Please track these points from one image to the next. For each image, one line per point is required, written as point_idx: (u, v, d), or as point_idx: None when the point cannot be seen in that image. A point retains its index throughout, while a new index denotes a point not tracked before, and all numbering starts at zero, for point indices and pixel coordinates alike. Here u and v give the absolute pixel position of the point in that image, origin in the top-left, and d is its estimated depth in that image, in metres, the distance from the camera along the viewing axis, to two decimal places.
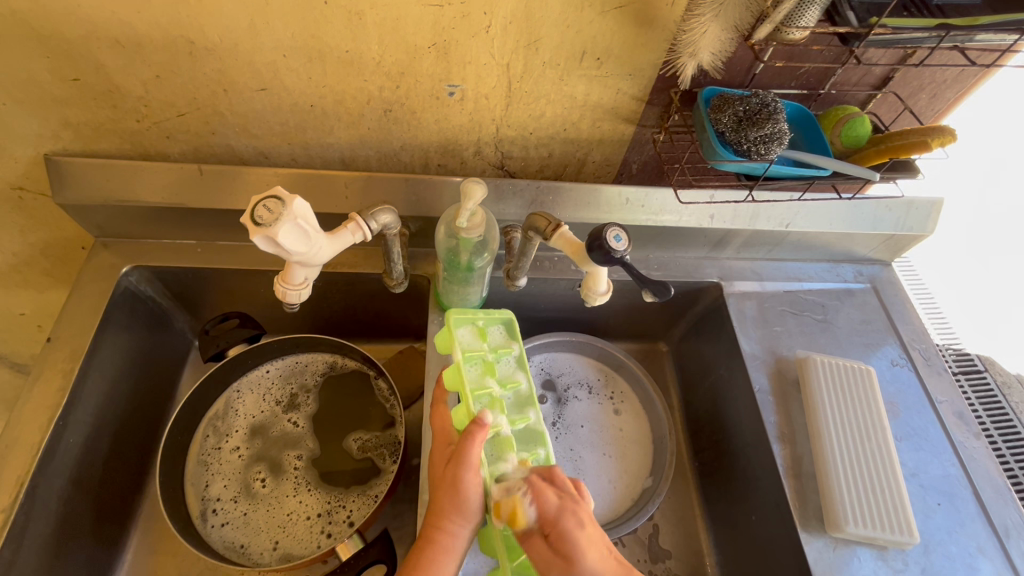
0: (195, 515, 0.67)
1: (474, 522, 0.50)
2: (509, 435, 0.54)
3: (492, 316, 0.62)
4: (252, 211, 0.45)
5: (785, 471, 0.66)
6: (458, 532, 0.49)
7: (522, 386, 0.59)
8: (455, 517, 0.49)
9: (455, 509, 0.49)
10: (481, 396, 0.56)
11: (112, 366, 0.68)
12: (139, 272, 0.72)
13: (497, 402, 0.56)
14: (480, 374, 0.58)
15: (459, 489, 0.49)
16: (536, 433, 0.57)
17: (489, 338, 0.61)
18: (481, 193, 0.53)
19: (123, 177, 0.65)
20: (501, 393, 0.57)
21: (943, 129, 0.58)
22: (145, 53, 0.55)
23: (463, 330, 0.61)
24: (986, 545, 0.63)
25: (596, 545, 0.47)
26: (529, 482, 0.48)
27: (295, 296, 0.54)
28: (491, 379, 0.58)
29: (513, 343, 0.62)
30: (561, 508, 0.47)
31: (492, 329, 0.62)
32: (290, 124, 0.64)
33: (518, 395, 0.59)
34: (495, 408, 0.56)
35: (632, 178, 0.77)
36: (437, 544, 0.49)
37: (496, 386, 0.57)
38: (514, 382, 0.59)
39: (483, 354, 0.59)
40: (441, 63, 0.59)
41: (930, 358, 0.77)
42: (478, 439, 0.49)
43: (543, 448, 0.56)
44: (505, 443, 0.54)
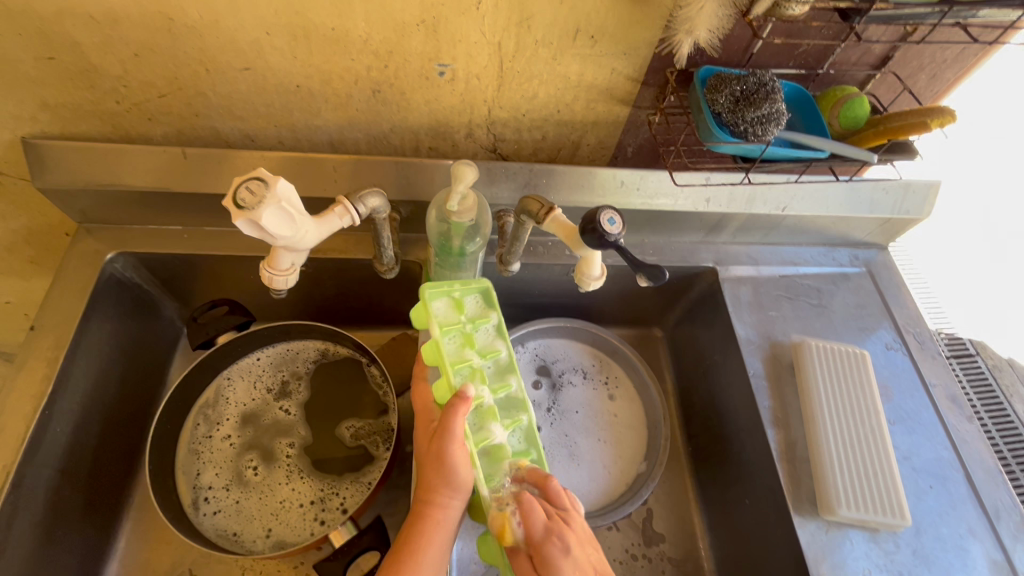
0: (187, 503, 0.66)
1: (466, 493, 0.50)
2: (491, 406, 0.56)
3: (468, 286, 0.60)
4: (234, 193, 0.44)
5: (779, 455, 0.66)
6: (450, 504, 0.49)
7: (501, 355, 0.59)
8: (445, 491, 0.49)
9: (444, 484, 0.49)
10: (461, 369, 0.56)
11: (98, 354, 0.67)
12: (124, 259, 0.70)
13: (478, 374, 0.56)
14: (458, 346, 0.57)
15: (446, 463, 0.49)
16: (516, 400, 0.59)
17: (466, 309, 0.60)
18: (472, 175, 0.52)
19: (104, 161, 0.63)
20: (481, 364, 0.57)
21: (943, 110, 0.57)
22: (122, 31, 0.53)
23: (438, 302, 0.59)
24: (977, 527, 0.64)
25: (583, 566, 0.48)
26: (517, 499, 0.49)
27: (283, 281, 0.53)
28: (470, 350, 0.57)
29: (491, 311, 0.60)
30: (547, 531, 0.48)
31: (469, 298, 0.61)
32: (276, 106, 0.62)
33: (499, 362, 0.59)
34: (477, 379, 0.56)
35: (627, 161, 0.76)
36: (430, 516, 0.49)
37: (475, 357, 0.57)
38: (494, 352, 0.58)
39: (460, 325, 0.58)
40: (430, 41, 0.57)
41: (924, 342, 0.77)
42: (461, 412, 0.50)
43: (525, 414, 0.58)
44: (488, 413, 0.55)
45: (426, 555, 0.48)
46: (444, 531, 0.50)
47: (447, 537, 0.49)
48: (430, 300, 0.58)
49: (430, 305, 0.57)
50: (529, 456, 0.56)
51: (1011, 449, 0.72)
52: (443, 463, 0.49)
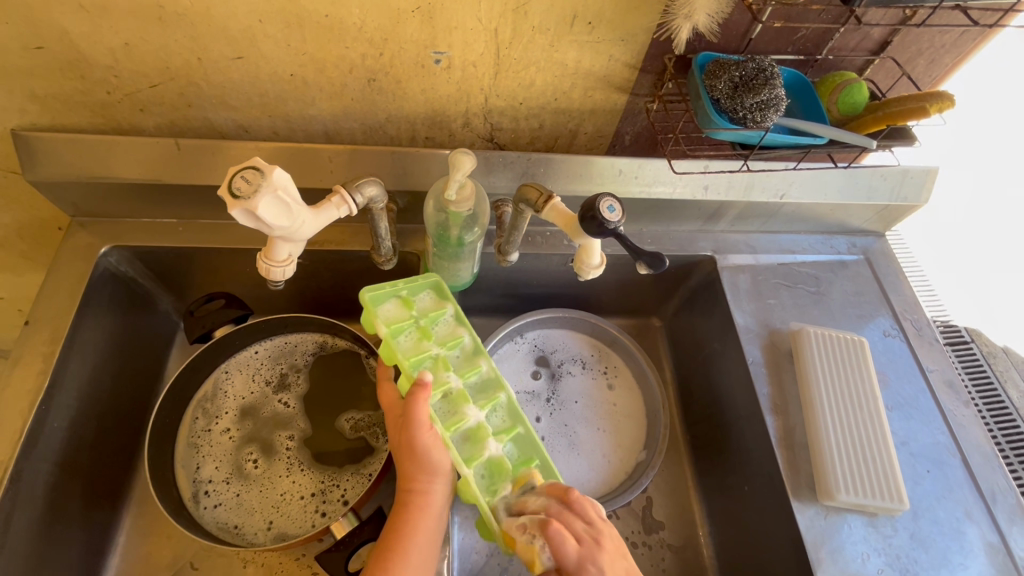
0: (187, 497, 0.66)
1: (447, 476, 0.53)
2: (461, 390, 0.58)
3: (416, 283, 0.63)
4: (230, 182, 0.43)
5: (777, 442, 0.66)
6: (431, 488, 0.52)
7: (464, 341, 0.61)
8: (423, 475, 0.51)
9: (420, 469, 0.51)
10: (421, 362, 0.58)
11: (95, 348, 0.67)
12: (119, 252, 0.69)
13: (440, 363, 0.58)
14: (415, 341, 0.59)
15: (417, 449, 0.51)
16: (488, 381, 0.61)
17: (417, 305, 0.62)
18: (470, 163, 0.51)
19: (96, 154, 0.62)
20: (443, 353, 0.59)
21: (943, 95, 0.57)
22: (112, 18, 0.52)
23: (388, 304, 0.61)
24: (974, 510, 0.64)
25: None
26: (546, 533, 0.48)
27: (280, 273, 0.53)
28: (428, 342, 0.59)
29: (444, 303, 0.63)
30: (580, 560, 0.47)
31: (420, 295, 0.63)
32: (270, 95, 0.61)
33: (463, 348, 0.61)
34: (440, 369, 0.58)
35: (624, 150, 0.75)
36: (414, 504, 0.51)
37: (435, 348, 0.59)
38: (454, 339, 0.60)
39: (413, 321, 0.60)
40: (426, 28, 0.56)
41: (921, 329, 0.77)
42: (422, 398, 0.52)
43: (502, 392, 0.60)
44: (459, 398, 0.57)
45: (415, 542, 0.50)
46: (431, 515, 0.52)
47: (434, 520, 0.52)
48: (377, 303, 0.59)
49: (376, 307, 0.59)
50: (515, 430, 0.58)
51: (1007, 439, 0.73)
52: (415, 450, 0.51)
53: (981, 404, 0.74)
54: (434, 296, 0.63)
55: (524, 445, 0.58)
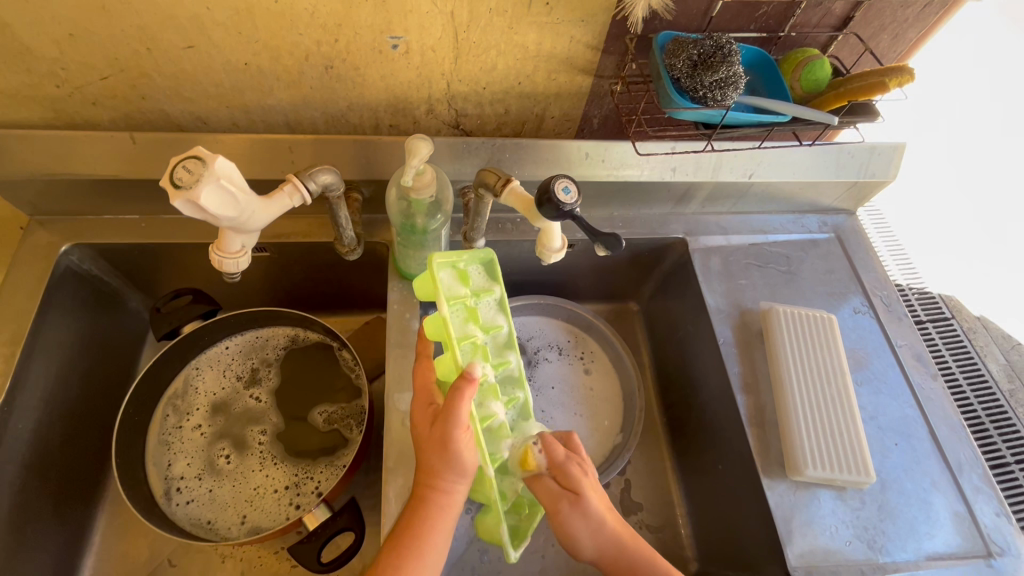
0: (159, 494, 0.66)
1: (471, 477, 0.52)
2: (493, 383, 0.57)
3: (473, 256, 0.59)
4: (171, 172, 0.43)
5: (748, 420, 0.67)
6: (455, 489, 0.51)
7: (502, 331, 0.60)
8: (450, 476, 0.50)
9: (447, 468, 0.50)
10: (465, 345, 0.55)
11: (60, 348, 0.66)
12: (80, 251, 0.68)
13: (480, 350, 0.56)
14: (463, 320, 0.57)
15: (450, 447, 0.50)
16: (515, 376, 0.60)
17: (471, 281, 0.59)
18: (426, 149, 0.51)
19: (47, 149, 0.61)
20: (483, 340, 0.57)
21: (902, 68, 0.57)
22: (53, 9, 0.50)
23: (443, 273, 0.57)
24: (940, 481, 0.65)
25: (598, 492, 0.54)
26: (540, 435, 0.56)
27: (234, 265, 0.52)
28: (474, 325, 0.57)
29: (494, 285, 0.60)
30: (569, 456, 0.54)
31: (472, 268, 0.60)
32: (226, 86, 0.60)
33: (500, 336, 0.60)
34: (480, 354, 0.56)
35: (593, 134, 0.75)
36: (436, 503, 0.51)
37: (479, 333, 0.57)
38: (496, 327, 0.59)
39: (465, 299, 0.57)
40: (380, 12, 0.55)
41: (891, 304, 0.78)
42: (468, 395, 0.50)
43: (522, 391, 0.60)
44: (490, 391, 0.56)
45: (429, 540, 0.50)
46: (450, 514, 0.51)
47: (453, 518, 0.51)
48: (437, 271, 0.56)
49: (437, 275, 0.56)
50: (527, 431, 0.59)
51: (985, 408, 0.75)
52: (448, 449, 0.50)
53: (960, 376, 0.77)
54: (487, 274, 0.60)
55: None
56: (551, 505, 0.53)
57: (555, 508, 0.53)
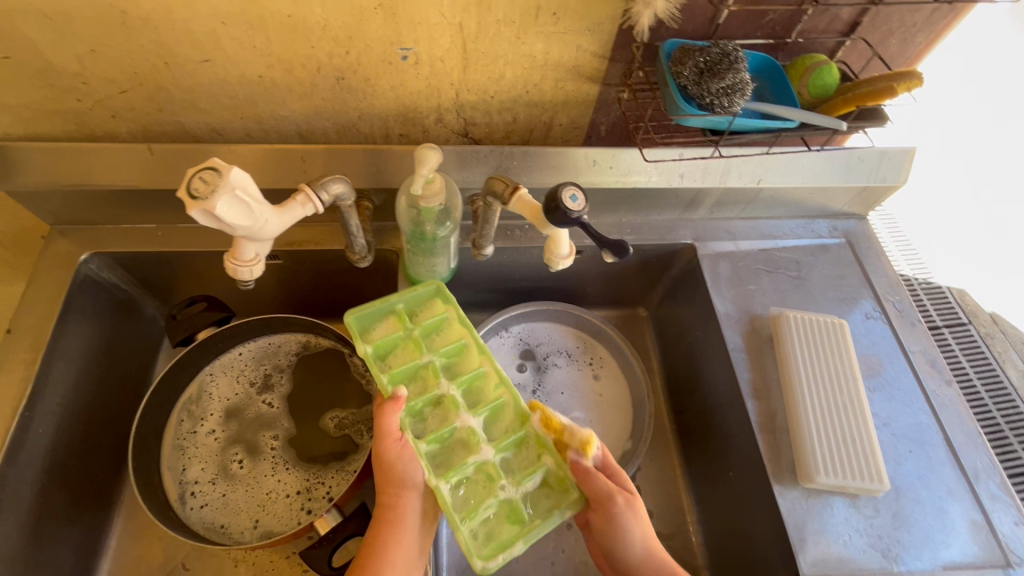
0: (174, 498, 0.67)
1: (418, 488, 0.53)
2: (453, 397, 0.58)
3: (413, 293, 0.64)
4: (188, 183, 0.44)
5: (758, 427, 0.66)
6: (400, 502, 0.52)
7: (457, 346, 0.61)
8: (391, 489, 0.52)
9: (388, 481, 0.52)
10: (410, 375, 0.60)
11: (78, 354, 0.67)
12: (99, 259, 0.70)
13: (432, 373, 0.60)
14: (410, 352, 0.61)
15: (386, 462, 0.52)
16: (488, 383, 0.60)
17: (418, 316, 0.63)
18: (435, 158, 0.51)
19: (69, 160, 0.62)
20: (434, 362, 0.60)
21: (910, 74, 0.57)
22: (75, 26, 0.52)
23: (383, 321, 0.63)
24: (956, 489, 0.64)
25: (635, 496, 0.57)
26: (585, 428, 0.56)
27: (248, 273, 0.53)
28: (421, 353, 0.61)
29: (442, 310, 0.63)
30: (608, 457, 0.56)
31: (420, 304, 0.65)
32: (240, 97, 0.61)
33: (465, 352, 0.62)
34: (432, 378, 0.60)
35: (601, 140, 0.75)
36: (383, 518, 0.52)
37: (427, 357, 0.60)
38: (449, 346, 0.61)
39: (407, 333, 0.62)
40: (390, 24, 0.56)
41: (904, 310, 0.77)
42: (393, 411, 0.53)
43: (504, 394, 0.59)
44: (452, 407, 0.58)
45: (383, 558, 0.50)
46: (406, 530, 0.52)
47: (411, 534, 0.52)
48: (373, 322, 0.62)
49: (371, 327, 0.62)
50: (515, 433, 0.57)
51: (1005, 418, 0.74)
52: (383, 464, 0.52)
53: (978, 383, 0.76)
54: (437, 303, 0.65)
55: (533, 449, 0.56)
56: (607, 501, 0.52)
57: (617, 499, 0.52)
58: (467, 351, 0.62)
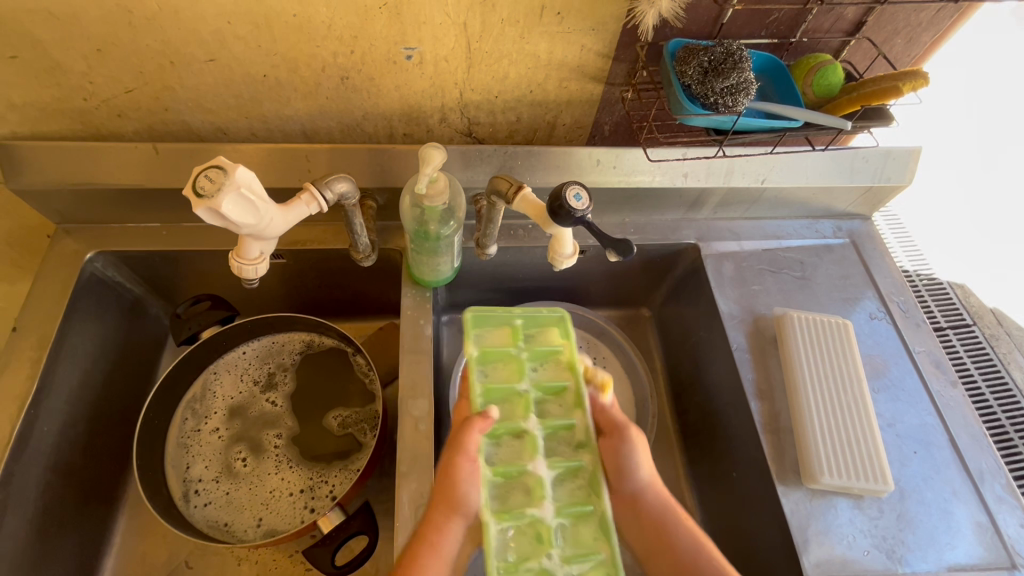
0: (177, 496, 0.67)
1: (467, 518, 0.49)
2: (537, 439, 0.49)
3: (533, 315, 0.56)
4: (194, 181, 0.44)
5: (762, 427, 0.66)
6: (447, 528, 0.48)
7: (559, 387, 0.52)
8: (446, 511, 0.48)
9: (446, 504, 0.48)
10: (502, 396, 0.52)
11: (84, 352, 0.67)
12: (104, 258, 0.70)
13: (524, 402, 0.51)
14: (507, 372, 0.54)
15: (453, 479, 0.48)
16: (583, 441, 0.49)
17: (532, 339, 0.56)
18: (440, 157, 0.51)
19: (75, 159, 0.63)
20: (529, 393, 0.52)
21: (916, 73, 0.57)
22: (82, 26, 0.53)
23: (491, 329, 0.57)
24: (960, 490, 0.64)
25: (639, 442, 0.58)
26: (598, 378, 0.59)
27: (252, 271, 0.54)
28: (520, 378, 0.53)
29: (561, 345, 0.55)
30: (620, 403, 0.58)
31: (542, 330, 0.57)
32: (245, 97, 0.62)
33: (566, 396, 0.52)
34: (522, 409, 0.51)
35: (605, 140, 0.75)
36: (427, 540, 0.48)
37: (524, 385, 0.52)
38: (554, 384, 0.52)
39: (514, 353, 0.54)
40: (395, 24, 0.56)
41: (908, 310, 0.77)
42: (479, 429, 0.48)
43: (590, 457, 0.48)
44: (530, 446, 0.49)
45: None
46: (442, 555, 0.48)
47: (444, 562, 0.47)
48: (480, 327, 0.56)
49: (478, 331, 0.56)
50: (588, 509, 0.45)
51: (1010, 418, 0.73)
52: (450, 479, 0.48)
53: (982, 384, 0.76)
54: (555, 334, 0.56)
55: (599, 532, 0.44)
56: (620, 426, 0.53)
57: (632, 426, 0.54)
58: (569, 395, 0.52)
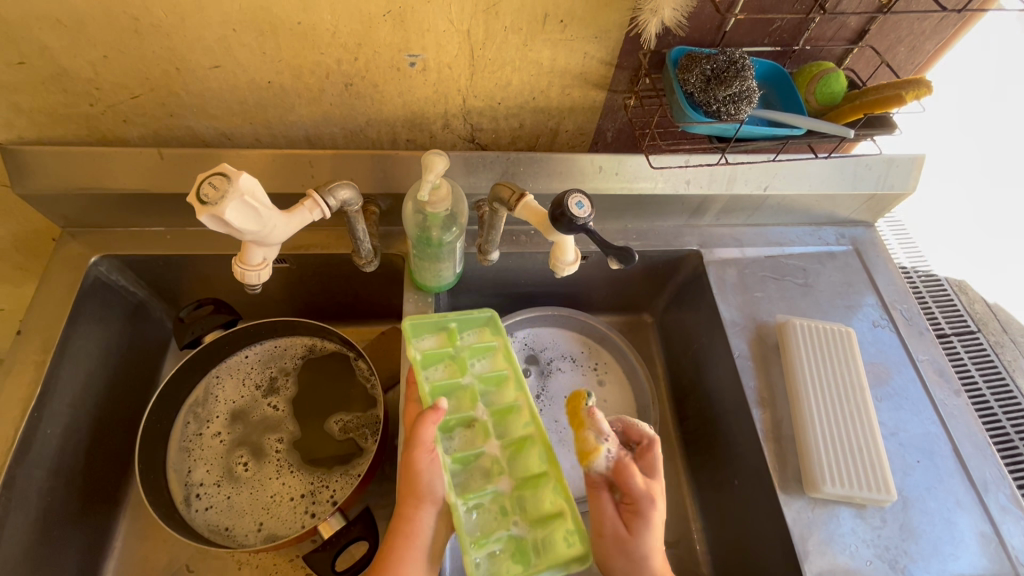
0: (179, 500, 0.67)
1: (436, 503, 0.50)
2: (484, 424, 0.56)
3: (466, 313, 0.62)
4: (197, 189, 0.45)
5: (764, 435, 0.66)
6: (418, 515, 0.49)
7: (498, 376, 0.60)
8: (412, 500, 0.49)
9: (412, 493, 0.49)
10: (447, 392, 0.59)
11: (87, 356, 0.68)
12: (108, 262, 0.71)
13: (469, 394, 0.58)
14: (450, 370, 0.60)
15: (413, 470, 0.49)
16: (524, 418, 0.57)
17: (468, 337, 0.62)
18: (442, 164, 0.52)
19: (81, 164, 0.63)
20: (471, 384, 0.59)
21: (919, 82, 0.56)
22: (90, 33, 0.53)
23: (430, 334, 0.63)
24: (964, 500, 0.64)
25: (660, 543, 0.51)
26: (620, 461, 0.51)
27: (255, 277, 0.54)
28: (461, 374, 0.59)
29: (493, 338, 0.62)
30: (644, 496, 0.50)
31: (473, 326, 0.63)
32: (249, 102, 0.62)
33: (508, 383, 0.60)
34: (467, 401, 0.59)
35: (608, 147, 0.75)
36: (401, 532, 0.49)
37: (467, 379, 0.59)
38: (494, 373, 0.60)
39: (451, 353, 0.61)
40: (398, 32, 0.57)
41: (912, 318, 0.76)
42: (431, 421, 0.51)
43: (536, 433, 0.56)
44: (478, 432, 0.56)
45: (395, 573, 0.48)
46: (418, 544, 0.50)
47: (421, 550, 0.49)
48: (421, 332, 0.62)
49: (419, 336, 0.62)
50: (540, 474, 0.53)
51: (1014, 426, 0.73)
52: (411, 471, 0.49)
53: (987, 392, 0.75)
54: (488, 333, 0.63)
55: (553, 495, 0.52)
56: (598, 527, 0.51)
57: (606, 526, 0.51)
58: (506, 383, 0.60)
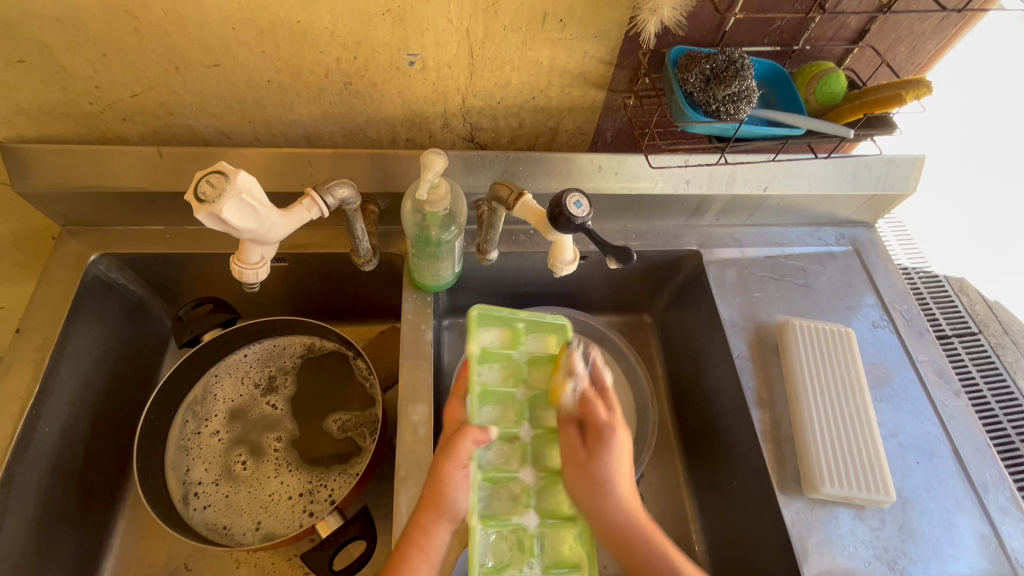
0: (177, 498, 0.67)
1: (453, 521, 0.51)
2: (525, 446, 0.55)
3: (535, 319, 0.57)
4: (195, 187, 0.45)
5: (763, 435, 0.66)
6: (436, 530, 0.50)
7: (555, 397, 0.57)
8: (434, 513, 0.50)
9: (434, 506, 0.50)
10: (498, 399, 0.57)
11: (86, 354, 0.68)
12: (108, 260, 0.71)
13: (517, 407, 0.57)
14: (504, 376, 0.57)
15: (442, 484, 0.50)
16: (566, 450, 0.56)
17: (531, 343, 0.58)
18: (441, 163, 0.52)
19: (80, 162, 0.63)
20: (522, 398, 0.57)
21: (919, 82, 0.56)
22: (89, 31, 0.53)
23: (492, 328, 0.57)
24: (963, 501, 0.63)
25: (626, 471, 0.54)
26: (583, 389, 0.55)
27: (253, 275, 0.54)
28: (515, 383, 0.57)
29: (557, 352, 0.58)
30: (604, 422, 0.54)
31: (539, 331, 0.59)
32: (249, 101, 0.62)
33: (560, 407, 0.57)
34: (513, 415, 0.57)
35: (607, 146, 0.75)
36: (415, 542, 0.50)
37: (519, 391, 0.57)
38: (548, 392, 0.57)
39: (510, 358, 0.58)
40: (398, 31, 0.57)
41: (912, 319, 0.76)
42: (473, 440, 0.50)
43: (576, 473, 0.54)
44: (518, 451, 0.55)
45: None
46: (430, 556, 0.50)
47: (431, 563, 0.50)
48: (483, 324, 0.56)
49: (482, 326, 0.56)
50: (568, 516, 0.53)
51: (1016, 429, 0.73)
52: (441, 484, 0.50)
53: (988, 393, 0.75)
54: (553, 343, 0.59)
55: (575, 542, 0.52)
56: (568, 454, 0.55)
57: (574, 453, 0.54)
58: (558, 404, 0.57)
